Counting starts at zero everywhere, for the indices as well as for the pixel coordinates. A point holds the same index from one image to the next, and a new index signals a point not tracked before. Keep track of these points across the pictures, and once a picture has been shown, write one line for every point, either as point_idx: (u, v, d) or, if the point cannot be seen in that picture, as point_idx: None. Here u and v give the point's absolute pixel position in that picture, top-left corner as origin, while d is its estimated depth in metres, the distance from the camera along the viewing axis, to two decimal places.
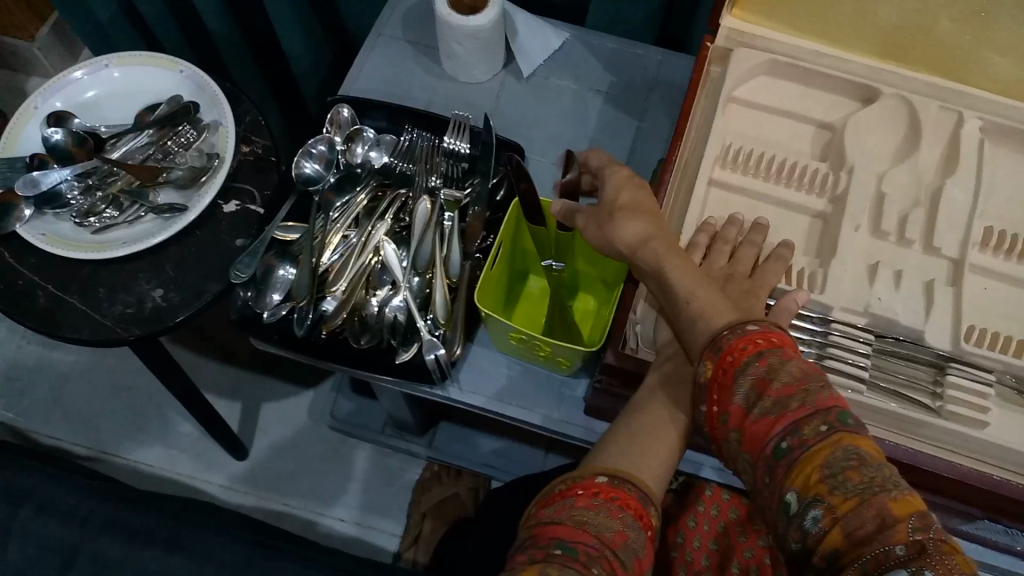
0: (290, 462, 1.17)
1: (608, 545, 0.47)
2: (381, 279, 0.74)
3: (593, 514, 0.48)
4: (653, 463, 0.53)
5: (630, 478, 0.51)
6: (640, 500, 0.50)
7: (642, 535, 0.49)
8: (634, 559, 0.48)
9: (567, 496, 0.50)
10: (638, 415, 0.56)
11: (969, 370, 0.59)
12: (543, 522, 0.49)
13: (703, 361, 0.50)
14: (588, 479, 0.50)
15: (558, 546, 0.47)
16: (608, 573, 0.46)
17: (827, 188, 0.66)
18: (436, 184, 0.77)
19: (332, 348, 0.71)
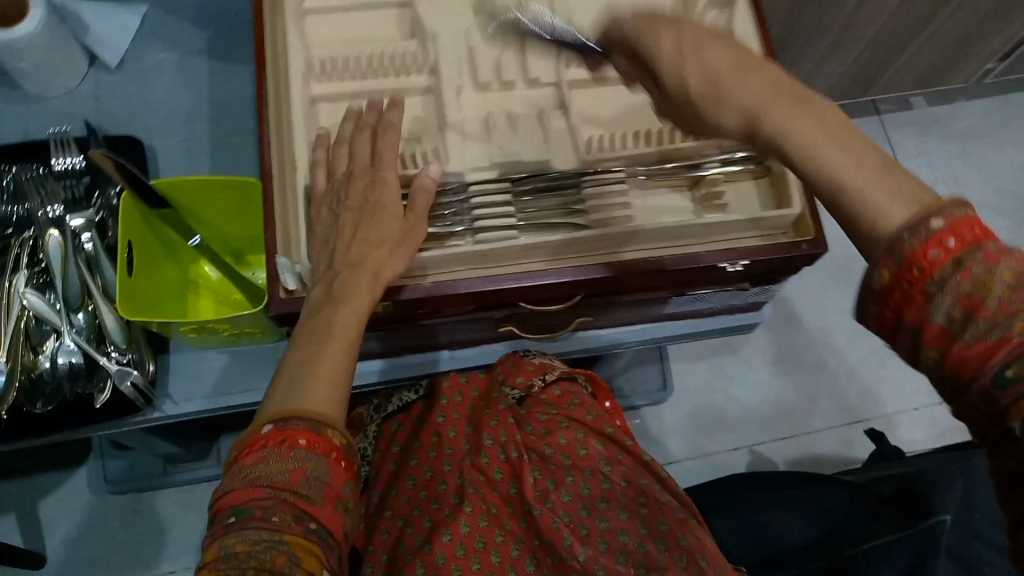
0: (89, 545, 1.03)
1: (285, 489, 0.44)
2: (42, 332, 0.68)
3: (263, 466, 0.45)
4: (326, 383, 0.49)
5: (297, 413, 0.47)
6: (313, 431, 0.47)
7: (324, 463, 0.46)
8: (322, 488, 0.46)
9: (237, 460, 0.46)
10: (306, 340, 0.52)
11: (598, 177, 0.63)
12: (217, 494, 0.45)
13: (878, 267, 0.38)
14: (254, 433, 0.47)
15: (231, 514, 0.43)
16: (292, 515, 0.44)
17: (422, 64, 0.67)
18: (59, 212, 0.71)
19: (20, 424, 0.65)
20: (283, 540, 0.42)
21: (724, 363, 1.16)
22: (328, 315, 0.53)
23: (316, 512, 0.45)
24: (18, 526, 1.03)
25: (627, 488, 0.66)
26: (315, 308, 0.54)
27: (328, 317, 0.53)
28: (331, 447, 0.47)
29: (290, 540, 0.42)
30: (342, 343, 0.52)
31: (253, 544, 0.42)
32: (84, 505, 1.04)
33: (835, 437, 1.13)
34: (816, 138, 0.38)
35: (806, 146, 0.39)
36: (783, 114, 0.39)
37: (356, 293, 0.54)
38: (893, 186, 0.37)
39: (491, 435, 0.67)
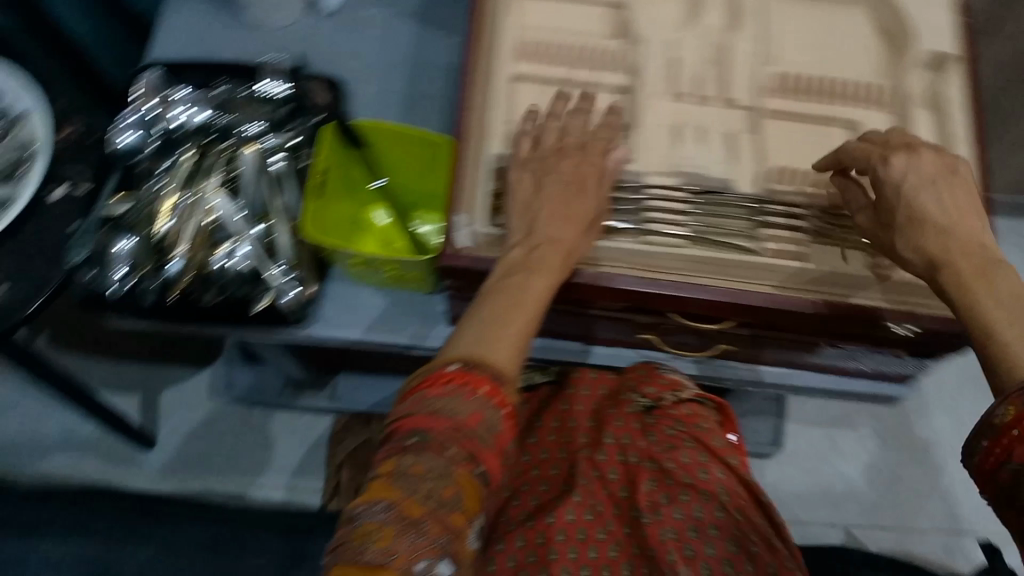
0: (199, 439, 1.10)
1: (461, 427, 0.49)
2: (222, 235, 0.73)
3: (447, 401, 0.49)
4: (508, 347, 0.53)
5: (481, 362, 0.51)
6: (492, 381, 0.51)
7: (495, 412, 0.50)
8: (491, 436, 0.50)
9: (420, 389, 0.50)
10: (490, 303, 0.56)
11: (783, 207, 0.63)
12: (398, 416, 0.50)
13: (1005, 405, 0.46)
14: (439, 369, 0.51)
15: (412, 436, 0.48)
16: (465, 453, 0.48)
17: (623, 64, 0.68)
18: (260, 130, 0.75)
19: (186, 309, 0.71)
20: (452, 474, 0.47)
21: (838, 438, 1.12)
22: (509, 283, 0.57)
23: (484, 457, 0.49)
24: (140, 407, 1.10)
25: (739, 521, 0.63)
26: (516, 266, 0.58)
27: (520, 284, 0.57)
28: (506, 399, 0.51)
29: (459, 476, 0.47)
30: (548, 278, 0.58)
31: (428, 469, 0.47)
32: (203, 405, 1.11)
33: (935, 543, 1.07)
34: (985, 301, 0.49)
35: (993, 324, 0.48)
36: (975, 283, 0.50)
37: (563, 233, 0.59)
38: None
39: (613, 435, 0.68)
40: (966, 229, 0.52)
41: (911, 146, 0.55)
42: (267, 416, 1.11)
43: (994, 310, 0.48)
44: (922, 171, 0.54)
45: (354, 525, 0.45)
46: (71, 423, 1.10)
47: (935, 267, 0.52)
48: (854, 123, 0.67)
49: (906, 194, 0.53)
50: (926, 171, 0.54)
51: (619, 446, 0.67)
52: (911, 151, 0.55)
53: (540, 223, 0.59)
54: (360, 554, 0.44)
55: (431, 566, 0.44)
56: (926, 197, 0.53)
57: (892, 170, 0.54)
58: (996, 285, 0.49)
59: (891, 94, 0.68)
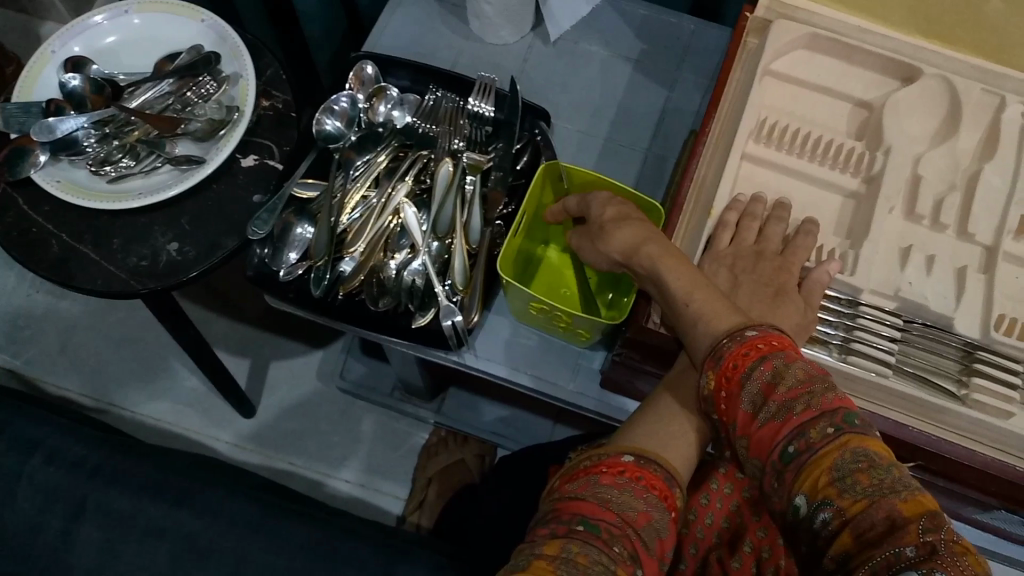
0: (296, 419, 1.09)
1: (630, 524, 0.47)
2: (400, 242, 0.72)
3: (618, 493, 0.49)
4: (686, 444, 0.54)
5: (656, 458, 0.51)
6: (664, 482, 0.50)
7: (664, 517, 0.49)
8: (655, 540, 0.48)
9: (591, 474, 0.50)
10: (643, 414, 0.56)
11: (997, 358, 0.57)
12: (566, 496, 0.49)
13: (706, 372, 0.50)
14: (613, 458, 0.51)
15: (579, 522, 0.47)
16: (630, 551, 0.46)
17: (862, 168, 0.65)
18: (459, 147, 0.75)
19: (347, 309, 0.69)
20: (616, 571, 0.45)
21: None
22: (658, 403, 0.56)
23: (646, 562, 0.47)
24: (248, 371, 1.11)
25: None
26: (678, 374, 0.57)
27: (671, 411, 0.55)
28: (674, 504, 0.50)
29: (620, 574, 0.45)
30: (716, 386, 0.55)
31: (591, 561, 0.44)
32: (308, 385, 1.11)
33: None
34: (674, 280, 0.53)
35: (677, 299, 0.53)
36: (667, 261, 0.54)
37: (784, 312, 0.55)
38: (716, 313, 0.51)
39: (750, 542, 0.64)
40: (639, 229, 0.57)
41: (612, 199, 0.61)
42: (367, 410, 1.10)
43: (678, 275, 0.53)
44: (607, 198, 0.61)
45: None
46: (178, 371, 1.11)
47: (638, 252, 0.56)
48: None
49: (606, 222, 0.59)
50: (603, 198, 0.61)
51: (756, 556, 0.63)
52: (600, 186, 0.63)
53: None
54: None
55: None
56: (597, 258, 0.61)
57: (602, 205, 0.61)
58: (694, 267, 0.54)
59: None
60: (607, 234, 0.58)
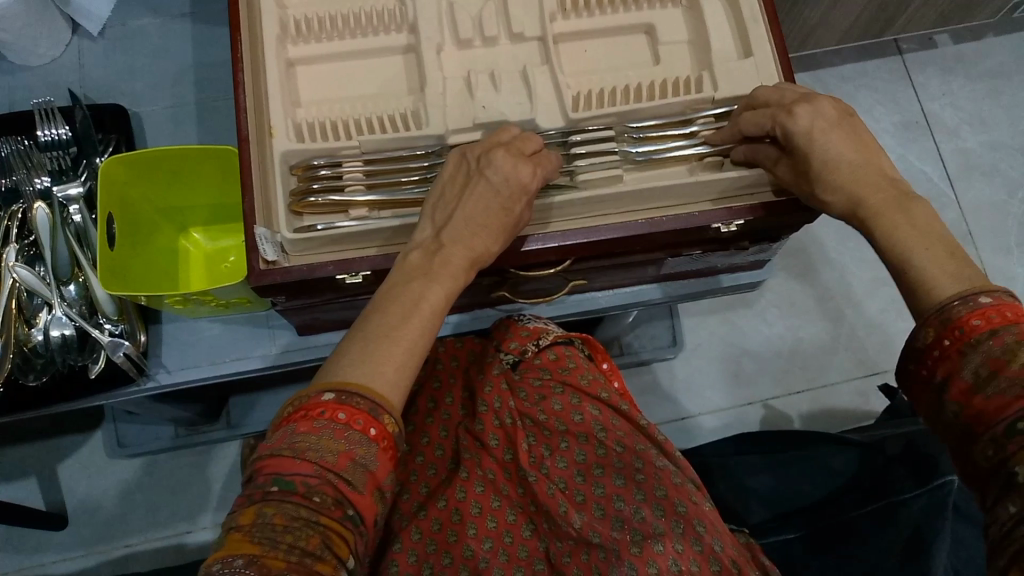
0: (110, 502, 1.05)
1: (330, 468, 0.43)
2: (34, 305, 0.68)
3: (315, 439, 0.44)
4: (399, 367, 0.47)
5: (362, 390, 0.45)
6: (369, 414, 0.45)
7: (372, 449, 0.45)
8: (365, 475, 0.44)
9: (288, 423, 0.45)
10: (378, 314, 0.49)
11: (590, 135, 0.61)
12: (258, 456, 0.44)
13: (924, 326, 0.45)
14: (313, 399, 0.45)
15: (273, 483, 0.42)
16: (332, 498, 0.42)
17: (401, 23, 0.65)
18: (46, 183, 0.71)
19: (14, 395, 0.66)
20: (318, 520, 0.41)
21: (735, 318, 1.13)
22: (401, 292, 0.49)
23: (355, 500, 0.43)
24: (40, 487, 1.05)
25: (623, 453, 0.61)
26: (412, 272, 0.51)
27: (417, 293, 0.50)
28: (384, 433, 0.45)
29: (325, 522, 0.42)
30: (442, 285, 0.51)
31: (289, 519, 0.41)
32: (106, 466, 1.06)
33: (850, 391, 1.10)
34: (896, 221, 0.47)
35: (904, 249, 0.46)
36: (894, 213, 0.47)
37: (473, 204, 0.53)
38: (947, 269, 0.45)
39: (484, 401, 0.65)
40: (873, 178, 0.49)
41: (816, 95, 0.53)
42: (172, 457, 1.07)
43: (901, 227, 0.47)
44: (824, 115, 0.51)
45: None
46: None
47: (859, 206, 0.49)
48: (650, 25, 0.66)
49: (814, 140, 0.51)
50: (828, 115, 0.51)
51: (495, 411, 0.64)
52: (810, 101, 0.52)
53: (453, 217, 0.53)
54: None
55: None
56: (838, 136, 0.50)
57: (800, 119, 0.51)
58: (912, 213, 0.47)
59: None
60: (820, 191, 0.51)
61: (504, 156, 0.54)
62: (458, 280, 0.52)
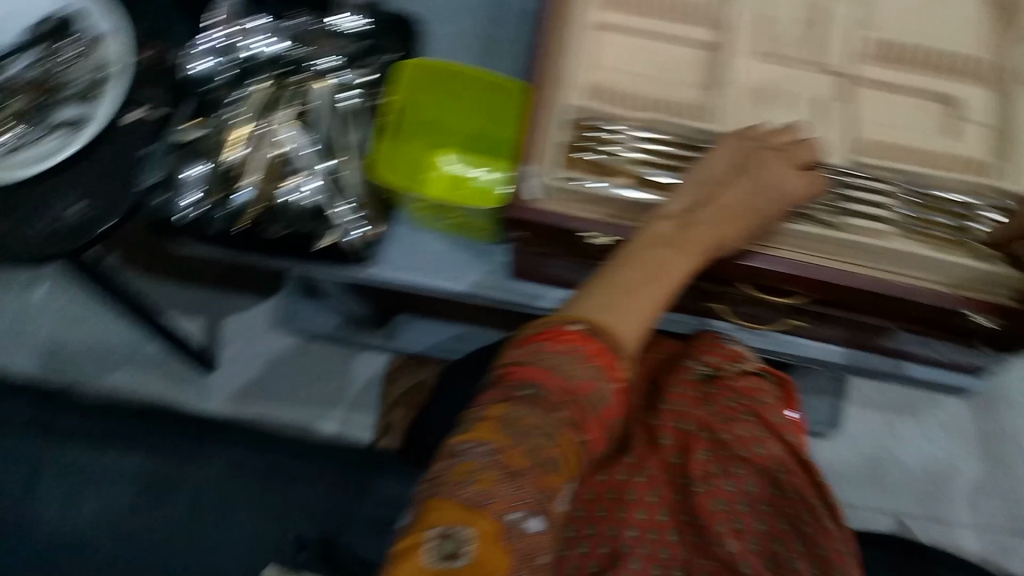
0: (258, 367, 1.12)
1: (573, 393, 0.51)
2: (290, 169, 0.72)
3: (563, 364, 0.51)
4: (639, 315, 0.54)
5: (605, 330, 0.52)
6: (609, 353, 0.52)
7: (606, 386, 0.52)
8: (597, 407, 0.52)
9: (536, 342, 0.52)
10: (624, 268, 0.55)
11: (867, 184, 0.59)
12: (508, 363, 0.52)
13: None
14: (562, 326, 0.52)
15: (523, 390, 0.50)
16: (571, 418, 0.50)
17: (712, 19, 0.65)
18: (333, 63, 0.73)
19: (251, 239, 0.71)
20: (558, 434, 0.49)
21: (897, 424, 1.08)
22: (648, 256, 0.56)
23: (587, 425, 0.51)
24: (205, 329, 1.12)
25: (795, 500, 0.64)
26: (660, 239, 0.56)
27: (662, 259, 0.56)
28: (619, 375, 0.53)
29: (561, 437, 0.49)
30: (687, 258, 0.56)
31: (533, 425, 0.48)
32: (266, 335, 1.13)
33: (985, 539, 1.04)
34: None
35: None
36: None
37: (729, 196, 0.57)
38: None
39: (670, 399, 0.68)
40: None
41: None
42: (326, 346, 1.13)
43: None
44: None
45: (453, 462, 0.47)
46: (139, 338, 1.11)
47: None
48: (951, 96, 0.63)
49: None
50: None
51: (676, 410, 0.67)
52: None
53: (705, 201, 0.57)
54: (458, 492, 0.45)
55: (524, 519, 0.46)
56: None
57: None
58: None
59: (1000, 74, 0.63)
60: None
61: (776, 159, 0.57)
62: (698, 255, 0.56)
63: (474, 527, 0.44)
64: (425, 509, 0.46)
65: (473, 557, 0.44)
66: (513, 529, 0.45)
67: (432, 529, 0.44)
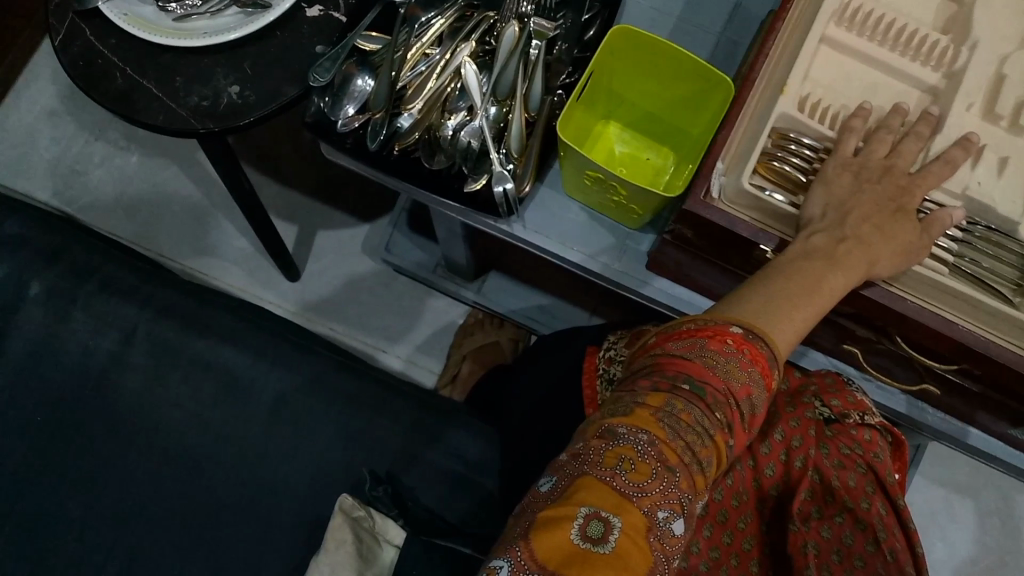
0: (338, 287, 1.11)
1: (734, 394, 0.46)
2: (457, 104, 0.70)
3: (725, 362, 0.47)
4: (796, 325, 0.50)
5: (764, 335, 0.48)
6: (767, 361, 0.48)
7: (761, 393, 0.48)
8: (749, 413, 0.48)
9: (697, 336, 0.48)
10: (779, 279, 0.51)
11: None
12: (665, 355, 0.48)
13: None
14: (722, 325, 0.48)
15: (685, 382, 0.46)
16: (726, 419, 0.46)
17: (945, 63, 0.60)
18: (527, 10, 0.69)
19: (401, 166, 0.68)
20: (713, 436, 0.45)
21: (955, 504, 1.12)
22: (807, 269, 0.52)
23: (738, 431, 0.47)
24: (296, 240, 1.12)
25: (890, 563, 0.59)
26: (815, 254, 0.52)
27: (824, 275, 0.52)
28: (771, 383, 0.49)
29: (716, 437, 0.45)
30: (844, 275, 0.52)
31: (694, 421, 0.44)
32: (355, 258, 1.12)
33: None
34: None
35: None
36: None
37: (900, 229, 0.54)
38: None
39: (782, 430, 0.67)
40: None
41: None
42: (409, 284, 1.12)
43: None
44: None
45: (607, 444, 0.43)
46: (230, 229, 1.12)
47: None
48: None
49: None
50: None
51: (786, 444, 0.66)
52: None
53: (851, 218, 0.54)
54: (613, 476, 0.41)
55: (670, 520, 0.42)
56: None
57: None
58: None
59: None
60: None
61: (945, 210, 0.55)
62: (857, 275, 0.53)
63: (625, 516, 0.40)
64: (574, 485, 0.42)
65: (617, 545, 0.40)
66: (659, 529, 0.41)
67: (583, 507, 0.40)
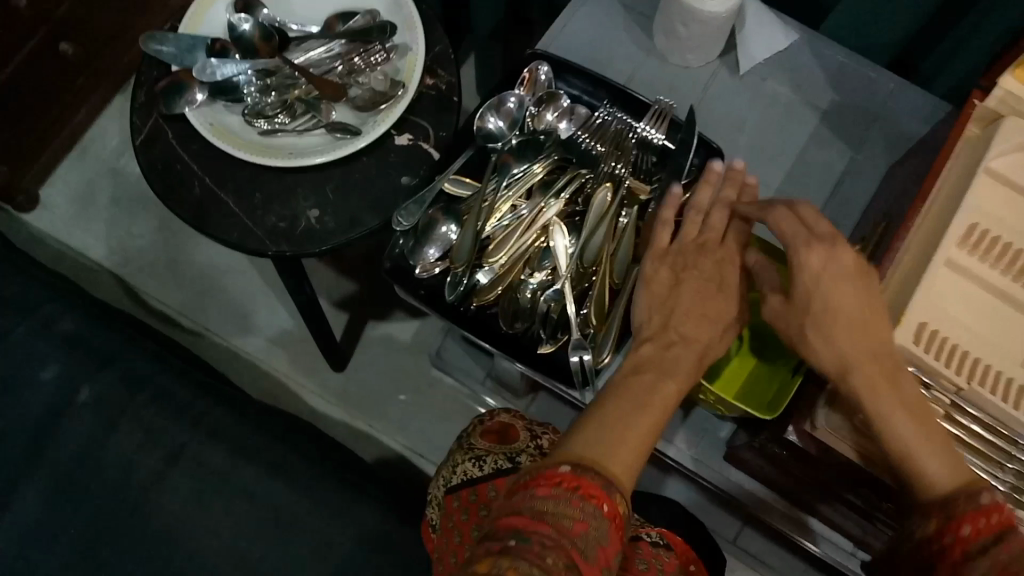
0: (380, 381, 1.08)
1: (565, 534, 0.41)
2: (542, 262, 0.67)
3: (554, 505, 0.43)
4: (627, 452, 0.48)
5: (595, 467, 0.45)
6: (603, 491, 0.44)
7: (604, 524, 0.43)
8: (597, 550, 0.42)
9: (527, 487, 0.44)
10: (614, 398, 0.52)
11: None
12: (499, 515, 0.44)
13: None
14: (550, 468, 0.45)
15: (513, 538, 0.41)
16: (568, 561, 0.40)
17: None
18: (620, 172, 0.68)
19: (477, 322, 0.66)
20: None
21: None
22: (637, 382, 0.53)
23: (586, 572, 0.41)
24: (344, 328, 1.10)
25: None
26: (642, 363, 0.55)
27: (654, 382, 0.53)
28: (615, 511, 0.44)
29: None
30: (675, 380, 0.54)
31: (527, 564, 0.39)
32: (404, 355, 1.09)
33: None
34: None
35: None
36: None
37: (699, 330, 0.57)
38: None
39: None
40: None
41: None
42: (454, 387, 1.08)
43: None
44: None
45: None
46: (281, 310, 1.10)
47: None
48: None
49: None
50: None
51: None
52: None
53: (674, 317, 0.58)
54: None
55: None
56: None
57: None
58: None
59: None
60: None
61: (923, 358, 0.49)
62: (690, 375, 0.55)
63: None
64: None
65: None
66: None
67: None
